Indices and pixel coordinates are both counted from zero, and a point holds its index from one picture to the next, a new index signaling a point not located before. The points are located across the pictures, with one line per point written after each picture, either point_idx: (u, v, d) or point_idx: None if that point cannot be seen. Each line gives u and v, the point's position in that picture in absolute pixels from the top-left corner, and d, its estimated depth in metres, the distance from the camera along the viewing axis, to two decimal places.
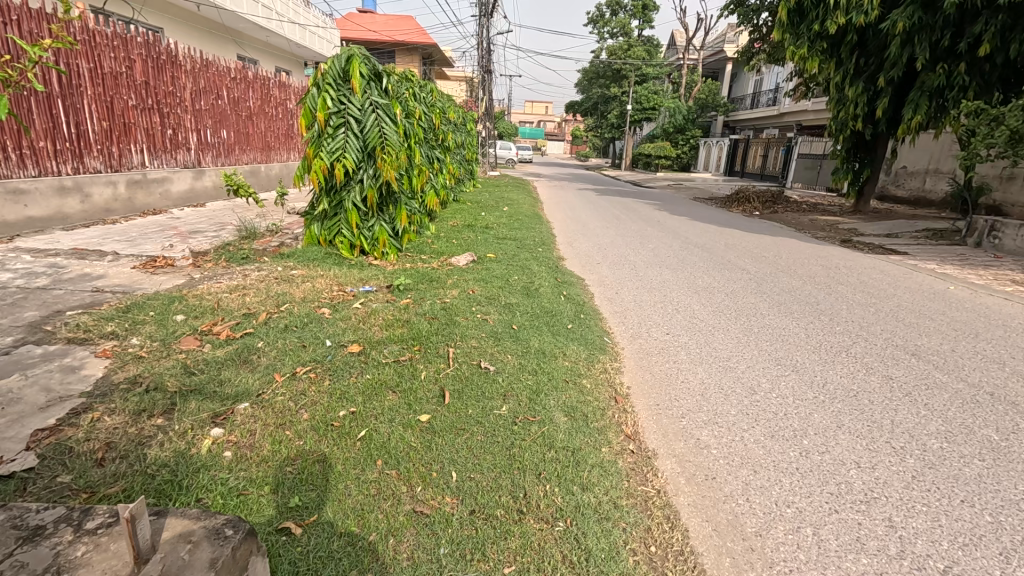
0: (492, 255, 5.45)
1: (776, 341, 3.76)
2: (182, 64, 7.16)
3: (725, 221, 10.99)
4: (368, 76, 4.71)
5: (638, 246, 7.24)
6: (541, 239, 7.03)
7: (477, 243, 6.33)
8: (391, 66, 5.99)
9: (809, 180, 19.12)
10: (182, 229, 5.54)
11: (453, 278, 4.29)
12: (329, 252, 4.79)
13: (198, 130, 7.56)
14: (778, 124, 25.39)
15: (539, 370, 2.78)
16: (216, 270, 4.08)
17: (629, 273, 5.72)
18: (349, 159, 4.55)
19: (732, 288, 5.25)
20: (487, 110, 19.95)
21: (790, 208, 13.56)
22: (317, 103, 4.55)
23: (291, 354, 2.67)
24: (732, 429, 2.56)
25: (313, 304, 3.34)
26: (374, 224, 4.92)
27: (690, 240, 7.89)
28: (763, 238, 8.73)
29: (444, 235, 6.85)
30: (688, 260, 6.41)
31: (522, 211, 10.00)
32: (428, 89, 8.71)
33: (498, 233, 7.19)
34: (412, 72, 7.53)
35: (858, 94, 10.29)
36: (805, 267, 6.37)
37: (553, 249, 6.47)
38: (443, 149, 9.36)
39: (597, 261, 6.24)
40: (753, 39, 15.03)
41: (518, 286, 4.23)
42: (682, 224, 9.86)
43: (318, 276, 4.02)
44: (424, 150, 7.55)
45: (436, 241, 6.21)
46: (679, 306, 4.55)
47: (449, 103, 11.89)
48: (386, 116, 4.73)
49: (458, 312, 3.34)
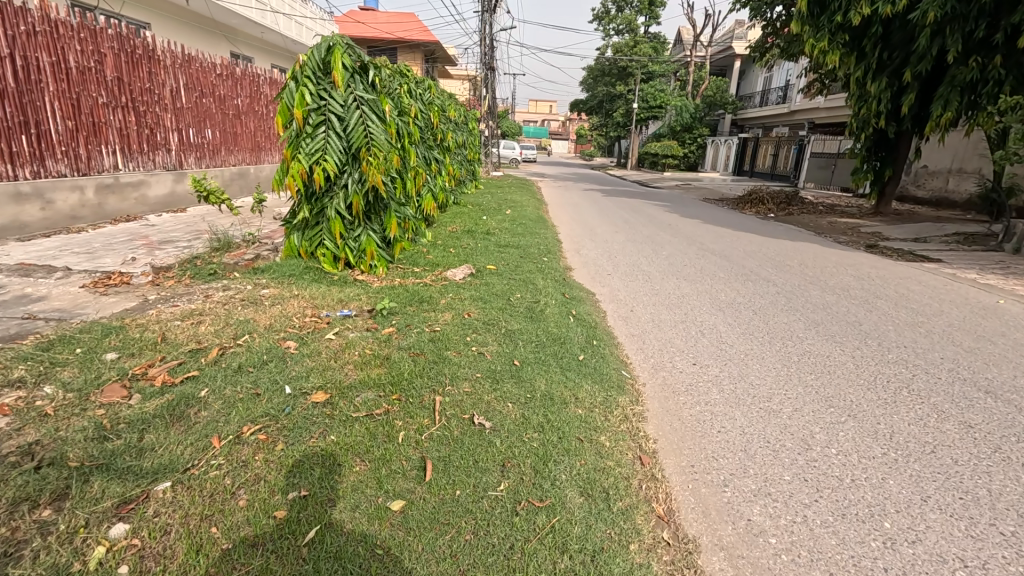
0: (493, 268, 4.94)
1: (822, 373, 3.23)
2: (161, 59, 6.68)
3: (739, 224, 10.42)
4: (353, 68, 4.19)
5: (651, 253, 6.71)
6: (546, 246, 6.51)
7: (477, 252, 5.82)
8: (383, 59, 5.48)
9: (822, 181, 18.51)
10: (152, 239, 5.05)
11: (447, 297, 3.78)
12: (310, 266, 4.29)
13: (179, 129, 7.09)
14: (788, 122, 24.73)
15: (547, 423, 2.26)
16: (176, 289, 3.57)
17: (643, 286, 5.19)
18: (330, 162, 4.04)
19: (760, 304, 4.70)
20: (490, 109, 19.45)
21: (806, 210, 12.97)
22: (293, 99, 4.03)
23: (239, 407, 2.15)
24: (790, 504, 2.03)
25: (277, 335, 2.83)
26: (361, 234, 4.42)
27: (706, 246, 7.35)
28: (784, 244, 8.17)
29: (442, 242, 6.35)
30: (707, 270, 5.87)
31: (526, 214, 9.49)
32: (426, 85, 8.19)
33: (500, 240, 6.68)
34: (408, 68, 7.01)
35: (883, 90, 9.72)
36: (836, 277, 5.82)
37: (559, 258, 5.95)
38: (442, 149, 8.84)
39: (608, 272, 5.71)
40: (767, 34, 14.44)
41: (520, 307, 3.73)
42: (695, 228, 9.31)
43: (292, 297, 3.52)
44: (421, 150, 7.04)
45: (433, 251, 5.72)
46: (703, 327, 4.02)
47: (450, 101, 11.38)
48: (372, 113, 4.21)
49: (449, 345, 2.83)
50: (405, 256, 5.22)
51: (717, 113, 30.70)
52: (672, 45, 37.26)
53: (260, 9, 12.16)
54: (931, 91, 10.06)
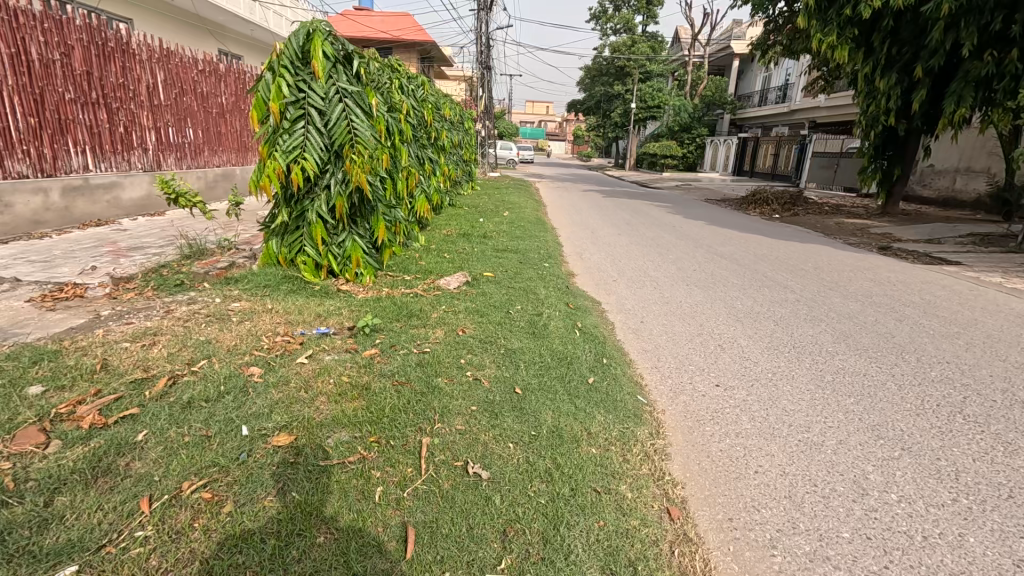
0: (490, 275, 4.58)
1: (861, 396, 2.86)
2: (136, 53, 6.29)
3: (745, 225, 10.08)
4: (335, 57, 3.79)
5: (657, 258, 6.34)
6: (547, 250, 6.15)
7: (473, 258, 5.45)
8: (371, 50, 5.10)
9: (824, 181, 18.21)
10: (121, 245, 4.66)
11: (439, 310, 3.40)
12: (290, 274, 3.91)
13: (157, 128, 6.69)
14: (788, 121, 24.48)
15: (555, 471, 1.88)
16: (135, 303, 3.18)
17: (652, 293, 4.83)
18: (309, 161, 3.65)
19: (781, 313, 4.33)
20: (486, 109, 19.09)
21: (812, 210, 12.64)
22: (270, 91, 3.64)
23: (182, 455, 1.77)
24: (855, 572, 1.66)
25: (241, 359, 2.44)
26: (346, 240, 4.05)
27: (714, 250, 6.99)
28: (794, 246, 7.82)
29: (436, 247, 5.97)
30: (718, 276, 5.51)
31: (525, 216, 9.13)
32: (419, 81, 7.80)
33: (497, 245, 6.32)
34: (401, 62, 6.62)
35: (893, 86, 9.40)
36: (855, 282, 5.48)
37: (561, 264, 5.58)
38: (437, 148, 8.46)
39: (613, 278, 5.35)
40: (769, 30, 14.12)
41: (521, 321, 3.35)
42: (700, 229, 8.96)
43: (265, 311, 3.13)
44: (414, 149, 6.66)
45: (426, 256, 5.34)
46: (721, 341, 3.65)
47: (445, 99, 11.02)
48: (356, 107, 3.82)
49: (440, 369, 2.45)
50: (396, 262, 4.85)
51: (715, 113, 30.44)
52: (670, 45, 37.01)
53: (249, 5, 11.76)
54: (942, 87, 9.74)
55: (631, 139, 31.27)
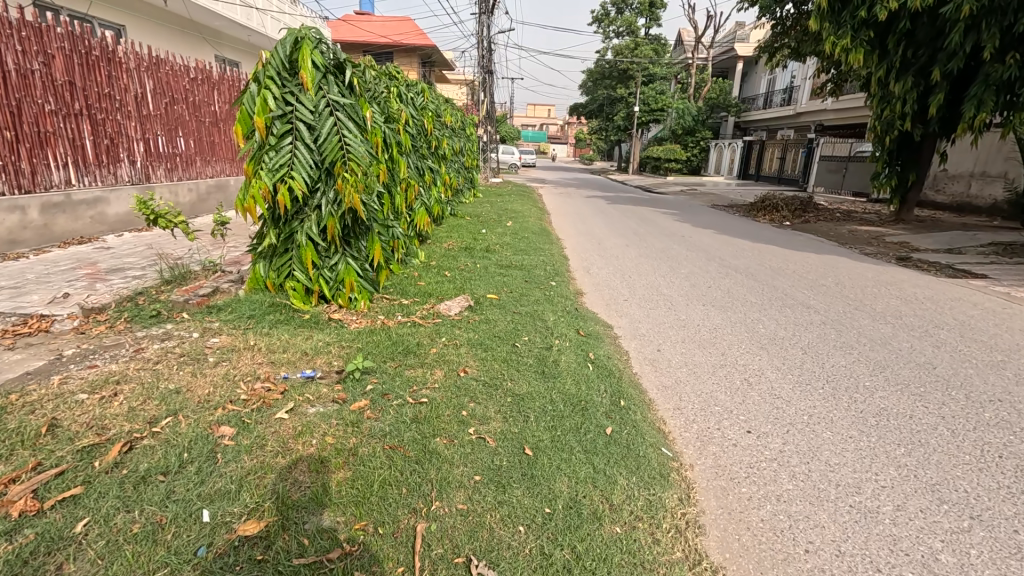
0: (495, 297, 4.29)
1: (912, 446, 2.55)
2: (123, 62, 6.03)
3: (755, 234, 9.76)
4: (326, 67, 3.50)
5: (669, 273, 6.04)
6: (553, 266, 5.85)
7: (476, 276, 5.16)
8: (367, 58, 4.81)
9: (832, 185, 17.90)
10: (100, 265, 4.38)
11: (440, 344, 3.11)
12: (278, 302, 3.62)
13: (146, 139, 6.43)
14: (795, 124, 24.25)
15: (576, 567, 1.57)
16: (104, 339, 2.89)
17: (667, 315, 4.53)
18: (298, 180, 3.36)
19: (808, 338, 4.02)
20: (488, 113, 18.84)
21: (822, 217, 12.32)
22: (254, 104, 3.35)
23: (125, 553, 1.46)
24: None
25: (211, 414, 2.13)
26: (339, 263, 3.75)
27: (728, 263, 6.68)
28: (809, 257, 7.51)
29: (436, 263, 5.68)
30: (735, 294, 5.19)
31: (528, 225, 8.84)
32: (419, 89, 7.52)
33: (502, 259, 6.04)
34: (400, 70, 6.34)
35: (909, 90, 9.09)
36: (881, 300, 5.17)
37: (568, 281, 5.29)
38: (437, 158, 8.18)
39: (624, 297, 5.05)
40: (777, 33, 13.81)
41: (528, 355, 3.05)
42: (710, 239, 8.65)
43: (248, 348, 2.84)
44: (413, 161, 6.38)
45: (426, 275, 5.07)
46: (748, 374, 3.34)
47: (446, 105, 10.75)
48: (349, 121, 3.53)
49: (438, 427, 2.14)
50: (394, 284, 4.56)
51: (719, 116, 30.17)
52: (673, 47, 36.77)
53: (245, 9, 11.51)
54: (960, 91, 9.43)
55: (633, 142, 30.95)
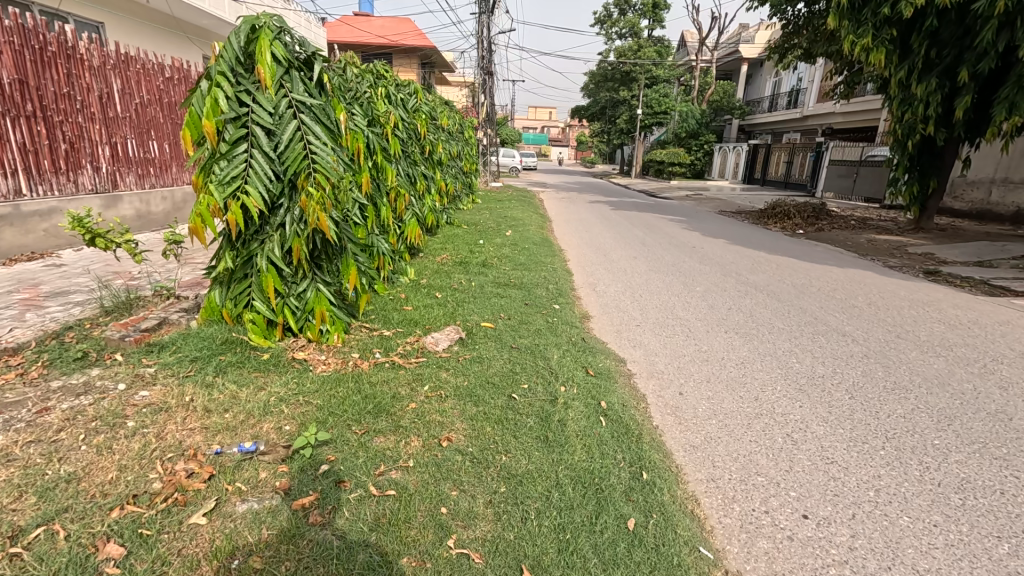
0: (490, 326, 3.76)
1: (1016, 540, 2.00)
2: (86, 59, 5.52)
3: (770, 244, 9.21)
4: (291, 61, 2.96)
5: (683, 292, 5.49)
6: (556, 284, 5.32)
7: (470, 297, 4.62)
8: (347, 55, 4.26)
9: (843, 190, 17.35)
10: (40, 288, 3.83)
11: (421, 395, 2.56)
12: (234, 337, 3.09)
13: (112, 143, 5.91)
14: (800, 126, 23.90)
15: None
16: (6, 393, 2.34)
17: (685, 345, 3.98)
18: (254, 195, 2.82)
19: (852, 376, 3.47)
20: (488, 115, 18.37)
21: (837, 225, 11.77)
22: (204, 105, 2.81)
23: None
24: None
25: (100, 521, 1.58)
26: (308, 291, 3.23)
27: (745, 279, 6.15)
28: (831, 271, 6.98)
29: (426, 281, 5.14)
30: (760, 318, 4.65)
31: (529, 235, 8.32)
32: (412, 90, 7.00)
33: (500, 276, 5.51)
34: (391, 68, 5.83)
35: (933, 92, 8.58)
36: (922, 325, 4.62)
37: (573, 303, 4.77)
38: (432, 162, 7.65)
39: (636, 322, 4.51)
40: (787, 33, 13.30)
41: (528, 409, 2.51)
42: (723, 250, 8.11)
43: (182, 406, 2.29)
44: (403, 168, 5.86)
45: (415, 296, 4.55)
46: (790, 428, 2.79)
47: (443, 107, 10.23)
48: (317, 127, 2.98)
49: (406, 539, 1.61)
50: (377, 309, 4.04)
51: (723, 119, 29.71)
52: (676, 49, 36.31)
53: (234, 7, 11.02)
54: (988, 93, 8.91)
55: (636, 145, 30.46)
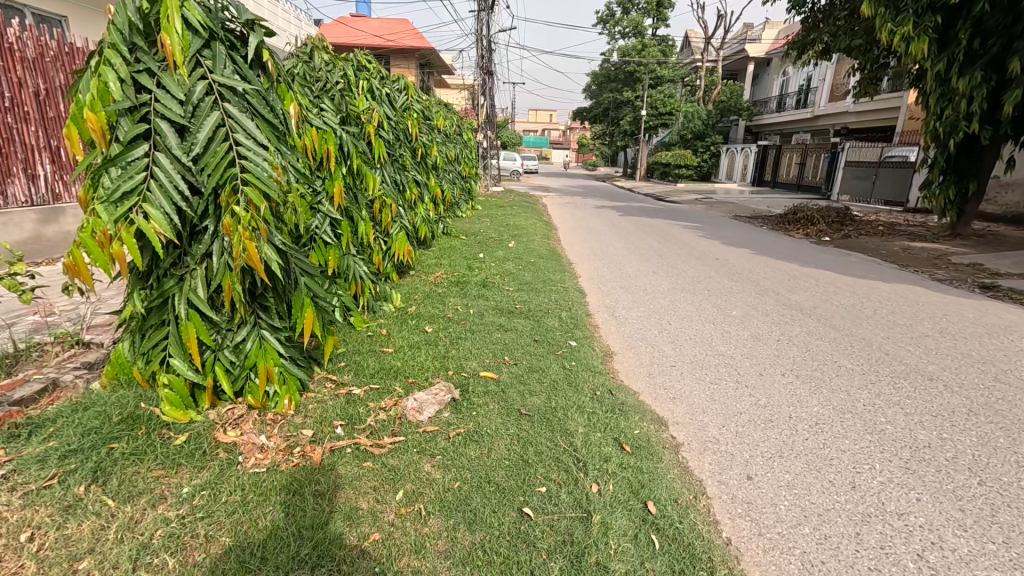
0: (492, 377, 2.95)
1: None
2: (18, 50, 4.70)
3: (798, 254, 8.38)
4: (213, 30, 2.11)
5: (718, 318, 4.67)
6: (569, 311, 4.51)
7: (467, 330, 3.80)
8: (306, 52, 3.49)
9: (862, 193, 16.53)
10: None
11: (389, 515, 1.75)
12: (141, 409, 2.25)
13: (54, 147, 5.11)
14: (811, 127, 23.15)
15: None
16: None
17: (739, 397, 3.16)
18: (156, 217, 1.97)
19: (967, 446, 2.64)
20: (488, 117, 17.56)
21: (864, 231, 10.94)
22: (87, 89, 1.97)
23: None
24: None
25: None
26: (249, 343, 2.41)
27: (786, 299, 5.33)
28: (878, 286, 6.17)
29: (416, 308, 4.33)
30: (820, 355, 3.82)
31: (534, 246, 7.52)
32: (402, 85, 6.16)
33: (503, 300, 4.69)
34: (375, 58, 5.01)
35: (978, 86, 7.77)
36: (1019, 361, 3.79)
37: (592, 337, 3.96)
38: (425, 168, 6.82)
39: (670, 362, 3.68)
40: (807, 26, 12.51)
41: (546, 539, 1.71)
42: (750, 262, 7.31)
43: (11, 554, 1.49)
44: (390, 174, 5.04)
45: (400, 331, 3.73)
46: (919, 545, 1.97)
47: (440, 108, 9.45)
48: (250, 120, 2.13)
49: None
50: (348, 353, 3.23)
51: (730, 120, 28.92)
52: (680, 49, 35.55)
53: None
54: None
55: (641, 148, 29.70)
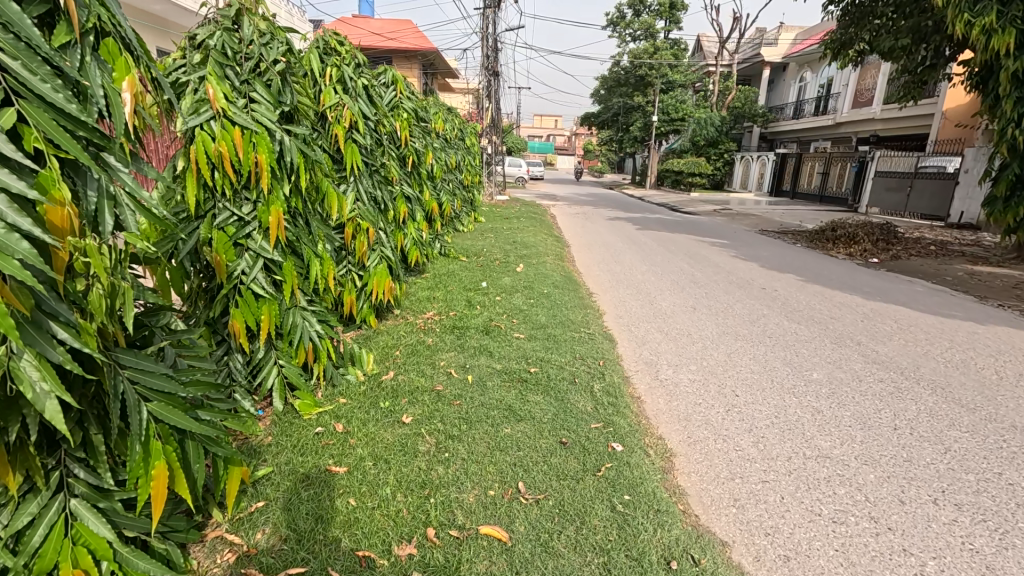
0: (500, 539, 1.83)
1: None
2: None
3: (852, 281, 7.22)
4: None
5: (800, 388, 3.51)
6: (601, 376, 3.37)
7: (462, 422, 2.64)
8: (225, 24, 2.40)
9: (894, 206, 15.39)
10: None
11: None
12: None
13: None
14: (832, 134, 21.96)
15: None
16: None
17: (891, 561, 1.98)
18: None
19: None
20: (494, 121, 16.50)
21: (914, 251, 9.73)
22: None
23: None
24: None
25: None
26: (41, 532, 1.23)
27: (873, 353, 4.17)
28: (973, 329, 5.01)
29: (398, 375, 3.20)
30: (968, 460, 2.67)
31: (548, 271, 6.39)
32: (390, 79, 5.03)
33: (514, 361, 3.53)
34: (349, 41, 3.90)
35: None
36: None
37: (639, 426, 2.82)
38: (418, 179, 5.69)
39: (759, 475, 2.51)
40: (845, 23, 11.38)
41: None
42: (804, 293, 6.16)
43: None
44: (367, 188, 3.92)
45: (368, 422, 2.60)
46: None
47: (439, 109, 8.36)
48: None
49: None
50: (276, 479, 2.09)
51: (745, 126, 27.81)
52: (691, 53, 34.55)
53: None
54: None
55: (652, 155, 28.61)
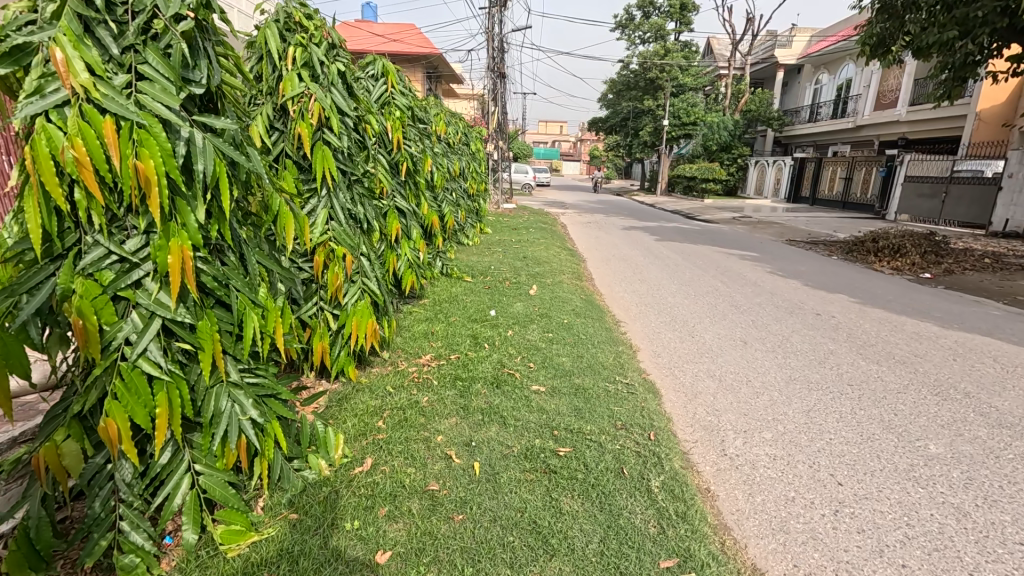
0: None
1: None
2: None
3: (915, 302, 6.29)
4: None
5: (920, 471, 2.61)
6: (652, 458, 2.49)
7: (467, 560, 1.78)
8: None
9: (927, 212, 14.45)
10: None
11: None
12: None
13: None
14: (853, 137, 20.96)
15: None
16: None
17: None
18: None
19: None
20: (500, 125, 15.71)
21: (968, 264, 8.76)
22: None
23: None
24: None
25: None
26: None
27: (991, 410, 3.26)
28: None
29: (381, 463, 2.31)
30: None
31: (565, 294, 5.51)
32: (379, 70, 4.21)
33: (536, 433, 2.62)
34: (322, 16, 3.06)
35: None
36: None
37: (722, 554, 1.93)
38: (414, 190, 4.85)
39: None
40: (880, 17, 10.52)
41: None
42: (866, 320, 5.26)
43: None
44: (345, 204, 3.05)
45: (322, 567, 1.72)
46: None
47: (440, 110, 7.56)
48: None
49: None
50: None
51: (758, 130, 26.97)
52: (702, 57, 33.88)
53: None
54: None
55: (662, 160, 27.75)
